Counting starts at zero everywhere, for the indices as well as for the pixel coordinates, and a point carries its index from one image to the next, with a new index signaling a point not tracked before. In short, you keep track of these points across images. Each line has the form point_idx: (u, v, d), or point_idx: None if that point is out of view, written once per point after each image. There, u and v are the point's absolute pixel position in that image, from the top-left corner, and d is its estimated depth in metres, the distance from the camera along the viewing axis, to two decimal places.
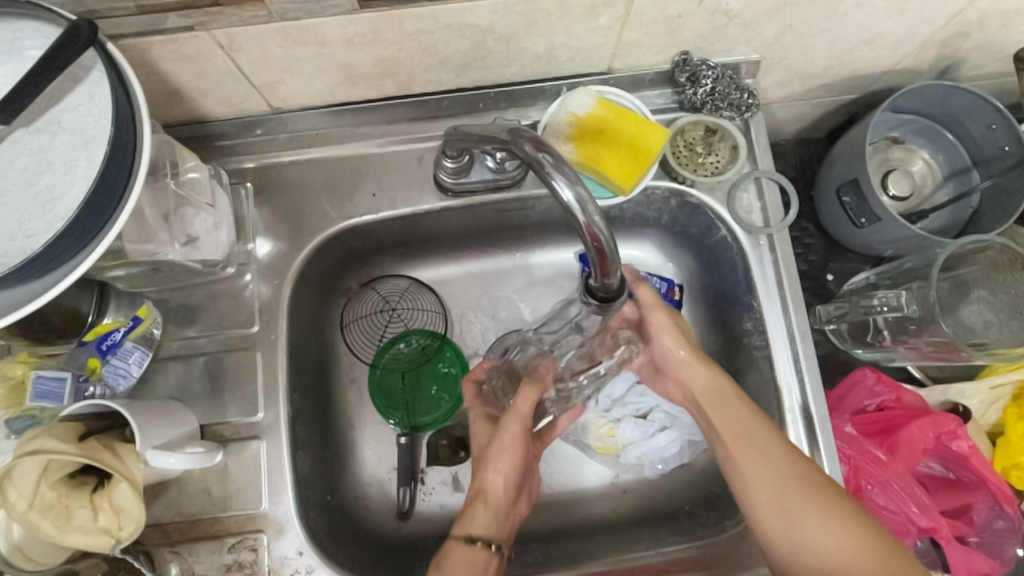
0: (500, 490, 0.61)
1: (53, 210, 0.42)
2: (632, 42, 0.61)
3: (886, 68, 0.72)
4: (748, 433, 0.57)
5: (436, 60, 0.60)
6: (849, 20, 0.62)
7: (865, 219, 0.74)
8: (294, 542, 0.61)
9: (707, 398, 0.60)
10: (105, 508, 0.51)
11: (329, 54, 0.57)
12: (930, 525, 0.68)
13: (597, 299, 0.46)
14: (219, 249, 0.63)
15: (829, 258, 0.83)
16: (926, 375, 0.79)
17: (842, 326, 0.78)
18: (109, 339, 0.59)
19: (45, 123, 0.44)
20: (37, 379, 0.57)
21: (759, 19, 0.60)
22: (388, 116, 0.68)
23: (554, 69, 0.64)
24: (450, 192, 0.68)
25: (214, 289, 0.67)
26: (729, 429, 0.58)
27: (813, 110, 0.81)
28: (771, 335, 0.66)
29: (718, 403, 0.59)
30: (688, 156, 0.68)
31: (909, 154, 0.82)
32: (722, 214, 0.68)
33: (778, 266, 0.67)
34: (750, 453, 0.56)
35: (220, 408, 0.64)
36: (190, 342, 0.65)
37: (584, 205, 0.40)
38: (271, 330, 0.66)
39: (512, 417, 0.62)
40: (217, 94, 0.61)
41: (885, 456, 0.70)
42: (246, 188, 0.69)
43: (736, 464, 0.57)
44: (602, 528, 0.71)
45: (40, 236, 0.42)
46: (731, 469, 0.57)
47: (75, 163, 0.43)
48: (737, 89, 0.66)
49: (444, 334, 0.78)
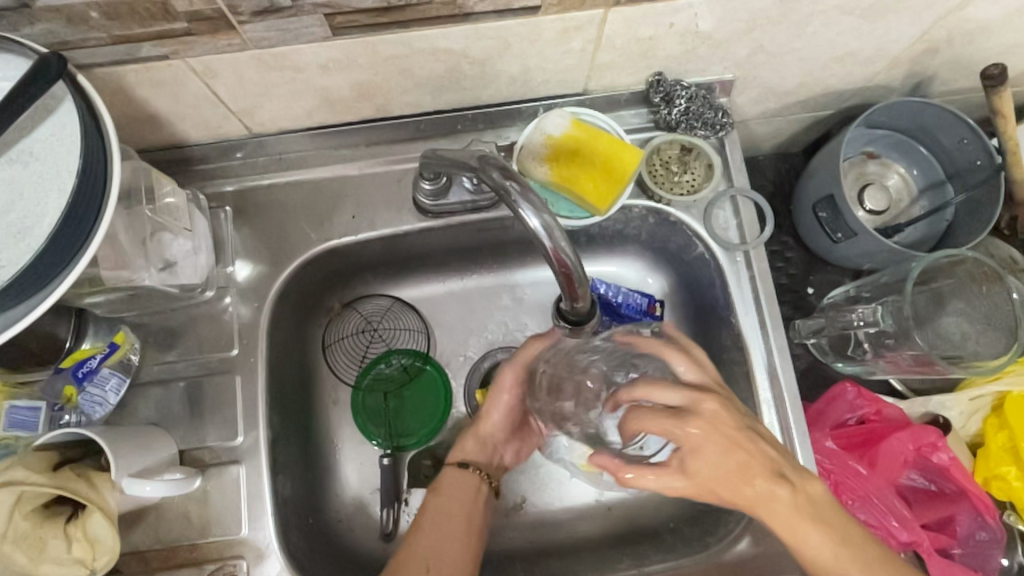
0: (493, 427, 0.69)
1: (24, 240, 0.42)
2: (605, 64, 0.62)
3: (859, 85, 0.73)
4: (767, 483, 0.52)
5: (412, 84, 0.61)
6: (819, 40, 0.63)
7: (841, 234, 0.75)
8: (274, 567, 0.61)
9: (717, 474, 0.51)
10: (79, 538, 0.51)
11: (305, 79, 0.57)
12: (911, 539, 0.68)
13: (568, 323, 0.48)
14: (198, 272, 0.63)
15: (810, 272, 0.83)
16: (907, 387, 0.79)
17: (823, 339, 0.79)
18: (85, 365, 0.59)
19: (16, 154, 0.45)
20: (12, 409, 0.57)
21: (730, 40, 0.61)
22: (366, 138, 0.69)
23: (530, 91, 0.65)
24: (429, 213, 0.69)
25: (194, 312, 0.67)
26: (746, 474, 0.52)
27: (790, 126, 0.82)
28: (750, 351, 0.66)
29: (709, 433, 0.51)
30: (665, 175, 0.69)
31: (885, 168, 0.83)
32: (699, 231, 0.68)
33: (755, 281, 0.67)
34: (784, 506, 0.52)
35: (199, 432, 0.63)
36: (170, 366, 0.65)
37: (550, 230, 0.40)
38: (251, 353, 0.66)
39: (513, 360, 0.67)
40: (195, 119, 0.61)
41: (865, 470, 0.70)
42: (225, 211, 0.69)
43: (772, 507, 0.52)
44: (586, 547, 0.71)
45: (10, 266, 0.42)
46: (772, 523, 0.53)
47: (47, 192, 0.44)
48: (711, 108, 0.67)
49: (426, 353, 0.78)
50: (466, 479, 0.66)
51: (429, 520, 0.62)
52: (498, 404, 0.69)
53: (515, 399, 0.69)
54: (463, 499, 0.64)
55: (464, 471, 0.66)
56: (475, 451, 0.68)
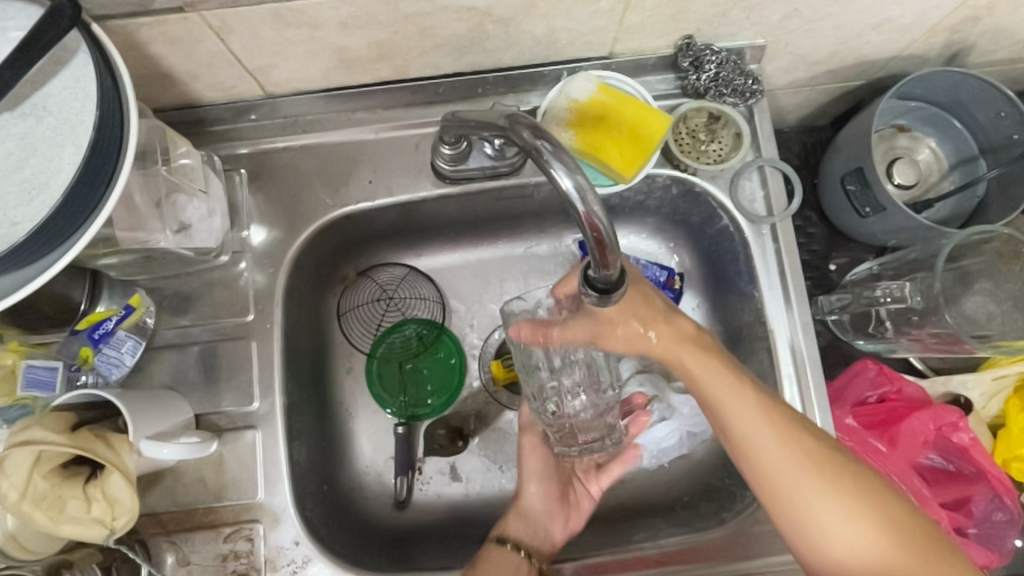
0: (533, 498, 0.66)
1: (38, 197, 0.42)
2: (634, 26, 0.59)
3: (893, 54, 0.71)
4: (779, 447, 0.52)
5: (433, 44, 0.59)
6: (857, 4, 0.60)
7: (869, 208, 0.73)
8: (290, 531, 0.61)
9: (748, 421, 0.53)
10: (99, 498, 0.51)
11: (324, 37, 0.55)
12: (928, 516, 0.68)
13: (596, 292, 0.42)
14: (213, 236, 0.62)
15: (832, 248, 0.82)
16: (928, 366, 0.78)
17: (845, 316, 0.77)
18: (101, 328, 0.58)
19: (29, 108, 0.44)
20: (28, 368, 0.56)
21: (765, 3, 0.58)
22: (384, 101, 0.67)
23: (554, 53, 0.62)
24: (448, 179, 0.67)
25: (209, 277, 0.66)
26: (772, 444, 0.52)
27: (818, 97, 0.79)
28: (773, 327, 0.65)
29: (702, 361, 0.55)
30: (691, 144, 0.67)
31: (916, 142, 0.80)
32: (724, 203, 0.66)
33: (781, 255, 0.66)
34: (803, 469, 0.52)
35: (215, 397, 0.63)
36: (185, 330, 0.65)
37: (584, 193, 0.38)
38: (266, 319, 0.65)
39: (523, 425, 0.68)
40: (209, 78, 0.60)
41: (885, 448, 0.69)
42: (240, 174, 0.67)
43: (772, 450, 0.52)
44: (600, 518, 0.71)
45: (25, 223, 0.41)
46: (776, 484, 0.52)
47: (62, 148, 0.43)
48: (741, 75, 0.64)
49: (442, 323, 0.77)
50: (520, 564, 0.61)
51: None
52: (529, 472, 0.67)
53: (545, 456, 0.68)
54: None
55: (502, 546, 0.62)
56: (518, 528, 0.64)
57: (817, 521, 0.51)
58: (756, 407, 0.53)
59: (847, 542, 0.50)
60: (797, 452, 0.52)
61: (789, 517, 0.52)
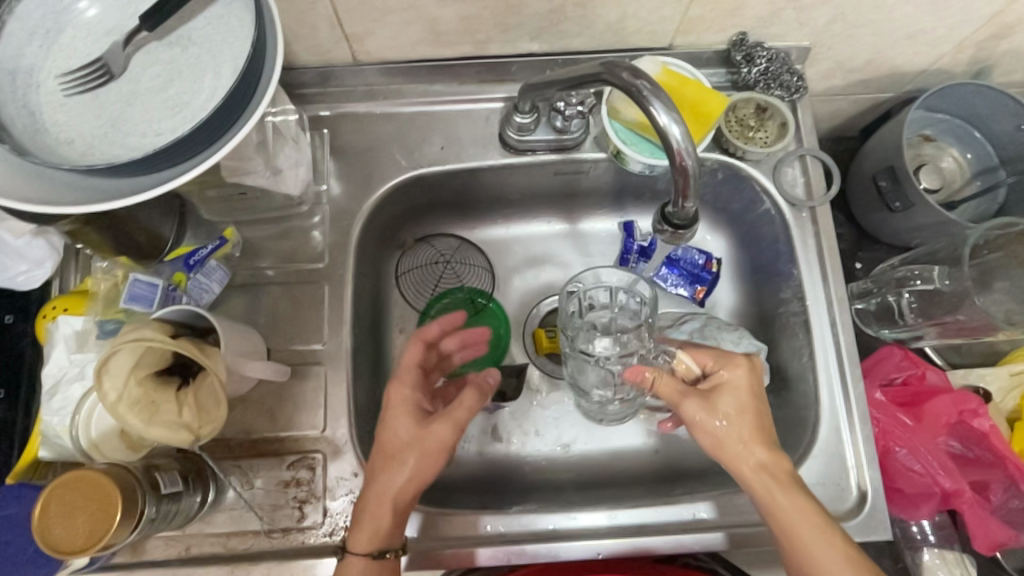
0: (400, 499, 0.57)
1: (180, 113, 0.47)
2: (695, 19, 0.66)
3: (923, 67, 0.77)
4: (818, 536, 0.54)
5: (515, 22, 0.65)
6: (897, 13, 0.67)
7: (900, 203, 0.77)
8: (349, 464, 0.64)
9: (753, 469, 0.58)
10: (189, 404, 0.55)
11: (420, 8, 0.62)
12: (953, 487, 0.70)
13: (671, 226, 0.51)
14: (299, 185, 0.67)
15: (858, 247, 0.87)
16: (947, 361, 0.82)
17: (869, 305, 0.83)
18: (195, 255, 0.63)
19: (176, 38, 0.49)
20: (133, 283, 0.57)
21: (815, 6, 0.65)
22: (459, 77, 0.73)
23: (620, 41, 0.69)
24: (513, 149, 0.73)
25: (287, 226, 0.71)
26: (788, 503, 0.55)
27: (850, 106, 0.86)
28: (810, 302, 0.70)
29: (743, 417, 0.60)
30: (740, 130, 0.72)
31: (940, 150, 0.86)
32: (767, 187, 0.72)
33: (819, 237, 0.71)
34: (798, 509, 0.55)
35: (287, 335, 0.68)
36: (261, 272, 0.70)
37: (679, 129, 0.44)
38: (338, 267, 0.70)
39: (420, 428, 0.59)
40: (309, 41, 0.66)
41: (911, 422, 0.73)
42: (322, 135, 0.73)
43: (773, 496, 0.56)
44: (631, 482, 0.75)
45: (168, 135, 0.47)
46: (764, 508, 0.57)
47: (203, 74, 0.48)
48: (789, 72, 0.71)
49: (490, 292, 0.81)
50: (371, 565, 0.56)
51: None
52: (396, 469, 0.57)
53: (410, 455, 0.58)
54: None
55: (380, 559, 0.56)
56: (373, 529, 0.56)
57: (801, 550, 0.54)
58: (776, 465, 0.57)
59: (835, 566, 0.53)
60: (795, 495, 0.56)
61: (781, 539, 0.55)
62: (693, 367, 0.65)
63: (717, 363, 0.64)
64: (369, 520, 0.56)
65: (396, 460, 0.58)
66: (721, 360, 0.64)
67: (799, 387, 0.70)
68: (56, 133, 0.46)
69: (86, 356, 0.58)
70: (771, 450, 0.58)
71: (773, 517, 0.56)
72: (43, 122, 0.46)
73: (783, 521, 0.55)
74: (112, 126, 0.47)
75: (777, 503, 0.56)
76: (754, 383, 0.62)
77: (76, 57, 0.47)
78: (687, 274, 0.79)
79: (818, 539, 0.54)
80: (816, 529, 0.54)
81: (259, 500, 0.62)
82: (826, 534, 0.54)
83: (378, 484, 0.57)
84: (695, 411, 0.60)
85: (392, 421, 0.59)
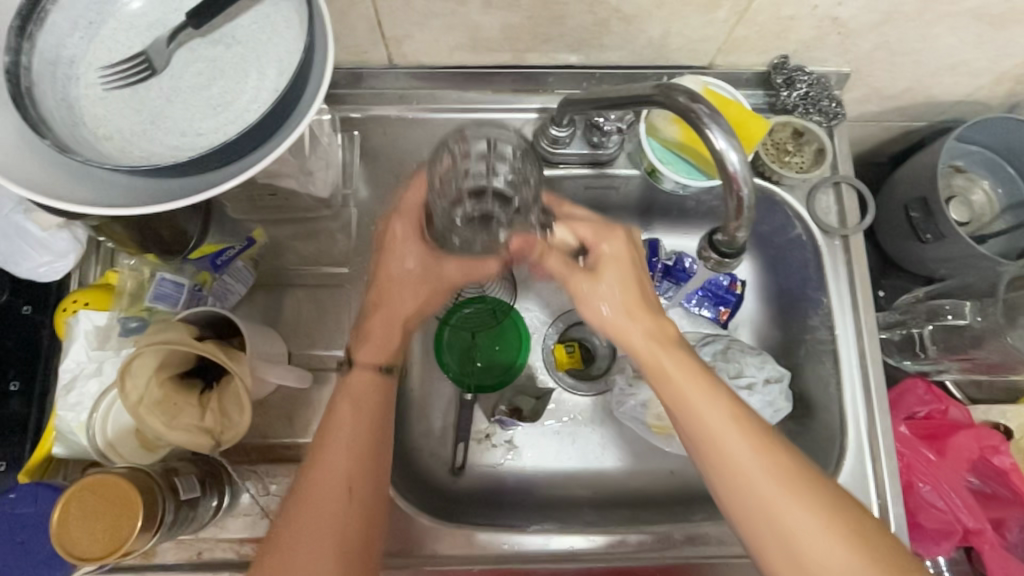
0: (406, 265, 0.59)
1: (223, 114, 0.46)
2: (739, 40, 0.65)
3: (960, 97, 0.77)
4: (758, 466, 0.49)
5: (558, 34, 0.64)
6: (941, 44, 0.66)
7: (931, 235, 0.77)
8: None
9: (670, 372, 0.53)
10: (212, 408, 0.54)
11: (465, 14, 0.61)
12: (974, 525, 0.69)
13: (717, 254, 0.50)
14: (326, 187, 0.66)
15: (882, 275, 0.87)
16: (966, 395, 0.81)
17: (894, 335, 0.81)
18: (222, 255, 0.61)
19: (221, 36, 0.48)
20: (158, 281, 0.58)
21: (861, 32, 0.64)
22: (494, 85, 0.72)
23: (661, 56, 0.68)
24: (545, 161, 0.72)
25: (312, 227, 0.70)
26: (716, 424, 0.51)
27: (881, 133, 0.85)
28: (839, 331, 0.69)
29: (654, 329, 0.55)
30: (777, 154, 0.71)
31: (971, 183, 0.85)
32: (801, 213, 0.71)
33: (851, 265, 0.70)
34: (723, 427, 0.51)
35: (309, 339, 0.67)
36: (284, 273, 0.68)
37: (736, 151, 0.44)
38: (362, 272, 0.69)
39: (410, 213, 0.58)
40: (347, 41, 0.65)
41: (935, 457, 0.72)
42: (353, 136, 0.72)
43: (687, 402, 0.52)
44: (642, 504, 0.74)
45: (209, 136, 0.45)
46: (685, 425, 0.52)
47: (247, 74, 0.47)
48: (828, 97, 0.70)
49: (511, 304, 0.79)
50: (362, 415, 0.55)
51: (314, 516, 0.50)
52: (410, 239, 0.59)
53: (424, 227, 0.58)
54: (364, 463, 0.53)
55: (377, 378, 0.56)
56: (373, 350, 0.57)
57: (751, 501, 0.49)
58: (693, 377, 0.53)
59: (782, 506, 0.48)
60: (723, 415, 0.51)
61: (715, 466, 0.50)
62: (570, 238, 0.57)
63: (597, 236, 0.56)
64: (372, 344, 0.58)
65: (400, 314, 0.59)
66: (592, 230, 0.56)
67: (823, 416, 0.69)
68: (94, 127, 0.45)
69: (105, 354, 0.57)
70: (684, 352, 0.54)
71: (698, 435, 0.51)
72: (81, 116, 0.45)
73: (719, 447, 0.50)
74: (152, 123, 0.46)
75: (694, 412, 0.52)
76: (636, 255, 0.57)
77: (117, 49, 0.46)
78: (710, 294, 0.78)
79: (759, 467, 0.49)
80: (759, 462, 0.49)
81: (274, 506, 0.61)
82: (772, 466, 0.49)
83: (387, 309, 0.59)
84: (587, 287, 0.56)
85: (409, 278, 0.59)
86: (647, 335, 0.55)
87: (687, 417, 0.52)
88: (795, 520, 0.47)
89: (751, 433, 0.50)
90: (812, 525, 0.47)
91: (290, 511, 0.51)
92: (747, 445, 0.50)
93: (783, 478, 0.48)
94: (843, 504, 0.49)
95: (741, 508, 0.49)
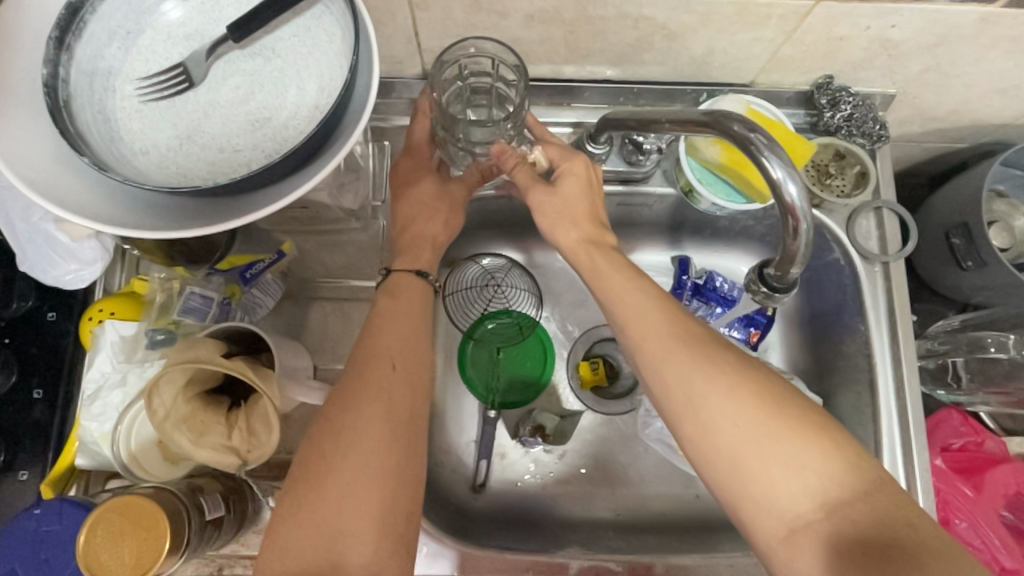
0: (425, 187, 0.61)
1: (262, 131, 0.44)
2: (784, 59, 0.63)
3: (1006, 120, 0.74)
4: (729, 405, 0.45)
5: (599, 49, 0.62)
6: (993, 68, 0.64)
7: (971, 262, 0.75)
8: None
9: (634, 312, 0.50)
10: (240, 426, 0.52)
11: (505, 27, 0.59)
12: (1011, 565, 0.69)
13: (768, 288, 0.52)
14: (356, 198, 0.65)
15: (916, 300, 0.85)
16: (1000, 427, 0.79)
17: (931, 362, 0.78)
18: (252, 268, 0.61)
19: (260, 48, 0.46)
20: (188, 295, 0.57)
21: (912, 54, 0.62)
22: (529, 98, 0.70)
23: (703, 73, 0.66)
24: None
25: (339, 238, 0.69)
26: (682, 363, 0.47)
27: (921, 154, 0.83)
28: (877, 360, 0.67)
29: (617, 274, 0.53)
30: (818, 177, 0.70)
31: (1012, 208, 0.83)
32: (840, 237, 0.69)
33: (892, 292, 0.68)
34: (686, 367, 0.47)
35: (333, 353, 0.66)
36: (310, 285, 0.67)
37: (795, 183, 0.43)
38: None
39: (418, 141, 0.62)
40: (382, 51, 0.63)
41: (971, 493, 0.71)
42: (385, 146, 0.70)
43: (648, 345, 0.49)
44: (665, 528, 0.73)
45: (247, 153, 0.44)
46: (649, 368, 0.49)
47: (287, 89, 0.45)
48: (873, 119, 0.67)
49: (536, 319, 0.78)
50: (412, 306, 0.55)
51: (347, 411, 0.48)
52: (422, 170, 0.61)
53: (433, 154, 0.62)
54: (404, 354, 0.52)
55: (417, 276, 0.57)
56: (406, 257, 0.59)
57: (723, 444, 0.44)
58: (654, 315, 0.50)
59: (762, 447, 0.43)
60: (686, 352, 0.47)
61: (685, 411, 0.46)
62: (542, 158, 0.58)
63: (563, 156, 0.57)
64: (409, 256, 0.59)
65: (438, 237, 0.61)
66: (561, 152, 0.58)
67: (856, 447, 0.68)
68: (130, 142, 0.44)
69: (131, 366, 0.56)
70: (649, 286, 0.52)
71: (662, 377, 0.48)
72: (118, 130, 0.44)
73: (685, 388, 0.46)
74: (188, 137, 0.44)
75: (657, 352, 0.48)
76: (591, 188, 0.57)
77: (154, 61, 0.45)
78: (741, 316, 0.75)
79: (729, 406, 0.45)
80: (728, 400, 0.45)
81: None
82: (746, 401, 0.45)
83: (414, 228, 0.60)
84: (542, 200, 0.56)
85: (430, 201, 0.61)
86: (612, 262, 0.54)
87: (651, 359, 0.48)
88: (732, 426, 0.44)
89: (715, 357, 0.47)
90: (794, 462, 0.42)
91: (326, 418, 0.49)
92: (718, 381, 0.46)
93: (758, 412, 0.44)
94: (795, 413, 0.44)
95: (715, 453, 0.45)
